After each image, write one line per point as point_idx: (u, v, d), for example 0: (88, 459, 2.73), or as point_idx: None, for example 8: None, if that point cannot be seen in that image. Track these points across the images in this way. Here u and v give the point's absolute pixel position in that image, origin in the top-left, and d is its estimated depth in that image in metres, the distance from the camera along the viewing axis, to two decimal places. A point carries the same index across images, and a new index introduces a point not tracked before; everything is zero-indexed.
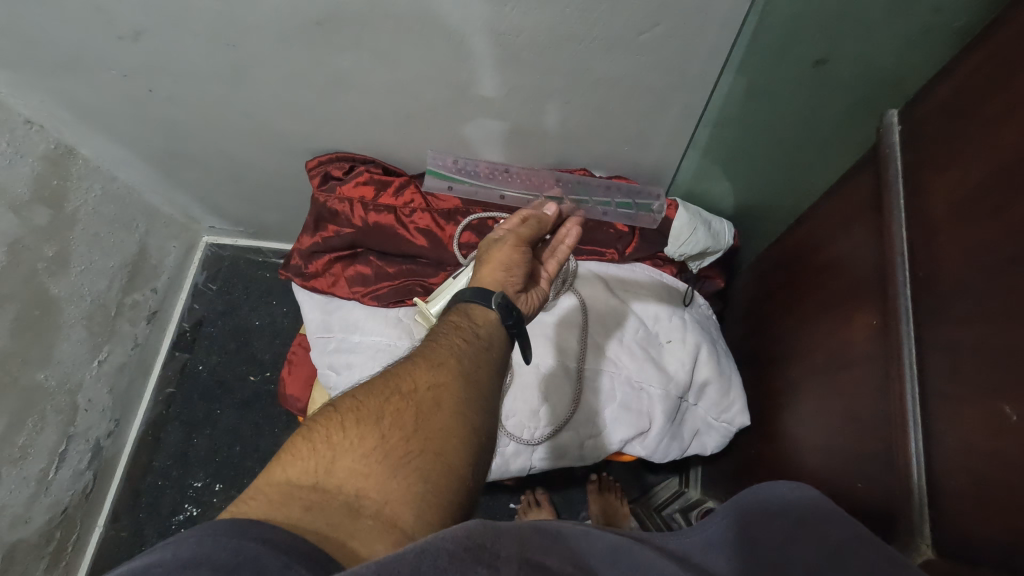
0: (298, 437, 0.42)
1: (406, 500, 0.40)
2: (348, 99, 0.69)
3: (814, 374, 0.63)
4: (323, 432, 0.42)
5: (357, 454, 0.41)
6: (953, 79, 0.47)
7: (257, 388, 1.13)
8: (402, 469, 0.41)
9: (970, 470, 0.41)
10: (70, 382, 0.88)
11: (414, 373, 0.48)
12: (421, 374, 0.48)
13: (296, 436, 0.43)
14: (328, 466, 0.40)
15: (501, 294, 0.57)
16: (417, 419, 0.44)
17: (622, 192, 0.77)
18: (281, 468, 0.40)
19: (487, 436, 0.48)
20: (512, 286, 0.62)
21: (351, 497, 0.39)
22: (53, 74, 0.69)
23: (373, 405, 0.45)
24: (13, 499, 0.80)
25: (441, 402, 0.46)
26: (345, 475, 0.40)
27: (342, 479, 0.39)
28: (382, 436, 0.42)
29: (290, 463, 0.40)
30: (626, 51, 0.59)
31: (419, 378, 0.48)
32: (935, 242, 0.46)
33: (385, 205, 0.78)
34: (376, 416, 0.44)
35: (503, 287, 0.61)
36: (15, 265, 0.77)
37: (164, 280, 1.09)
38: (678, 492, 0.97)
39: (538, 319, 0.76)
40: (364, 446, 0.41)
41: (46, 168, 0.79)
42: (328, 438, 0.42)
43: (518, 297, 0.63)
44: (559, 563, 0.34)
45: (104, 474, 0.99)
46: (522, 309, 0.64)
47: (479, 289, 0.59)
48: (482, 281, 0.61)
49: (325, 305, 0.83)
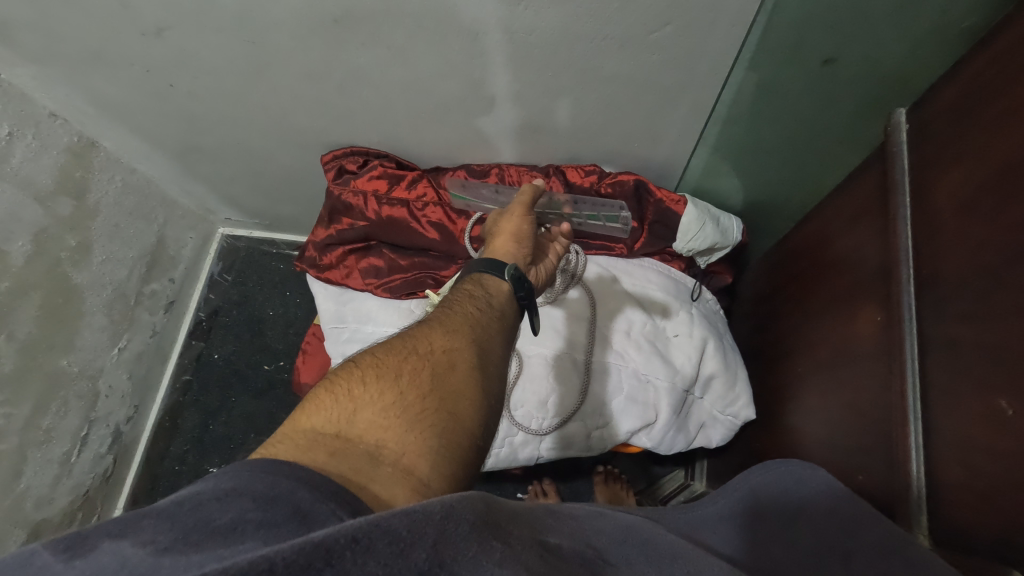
0: (321, 390, 0.44)
1: (423, 453, 0.41)
2: (364, 95, 0.70)
3: (819, 364, 0.64)
4: (345, 385, 0.44)
5: (376, 407, 0.43)
6: (961, 77, 0.48)
7: (271, 376, 1.16)
8: (418, 424, 0.43)
9: (963, 464, 0.42)
10: (92, 368, 0.91)
11: (431, 336, 0.50)
12: (437, 338, 0.50)
13: (320, 389, 0.45)
14: (350, 417, 0.42)
15: (513, 265, 0.60)
16: (433, 379, 0.46)
17: (587, 204, 0.78)
18: (306, 418, 0.42)
19: (496, 401, 0.49)
20: (523, 258, 0.64)
21: (371, 446, 0.40)
22: (78, 68, 0.71)
23: (392, 362, 0.46)
24: (37, 480, 0.83)
25: (456, 364, 0.48)
26: (366, 426, 0.41)
27: (364, 430, 0.41)
28: (400, 392, 0.44)
29: (314, 413, 0.42)
30: (637, 50, 0.60)
31: (436, 341, 0.49)
32: (939, 239, 0.47)
33: (399, 198, 0.79)
34: (394, 373, 0.45)
35: (516, 259, 0.63)
36: (40, 255, 0.79)
37: (182, 270, 1.11)
38: (684, 484, 0.98)
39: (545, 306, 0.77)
40: (384, 400, 0.43)
41: (70, 160, 0.82)
42: (350, 391, 0.44)
43: (529, 268, 0.65)
44: (567, 542, 0.36)
45: (124, 458, 1.02)
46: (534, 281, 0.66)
47: (491, 260, 0.61)
48: (495, 251, 0.63)
49: (339, 296, 0.85)
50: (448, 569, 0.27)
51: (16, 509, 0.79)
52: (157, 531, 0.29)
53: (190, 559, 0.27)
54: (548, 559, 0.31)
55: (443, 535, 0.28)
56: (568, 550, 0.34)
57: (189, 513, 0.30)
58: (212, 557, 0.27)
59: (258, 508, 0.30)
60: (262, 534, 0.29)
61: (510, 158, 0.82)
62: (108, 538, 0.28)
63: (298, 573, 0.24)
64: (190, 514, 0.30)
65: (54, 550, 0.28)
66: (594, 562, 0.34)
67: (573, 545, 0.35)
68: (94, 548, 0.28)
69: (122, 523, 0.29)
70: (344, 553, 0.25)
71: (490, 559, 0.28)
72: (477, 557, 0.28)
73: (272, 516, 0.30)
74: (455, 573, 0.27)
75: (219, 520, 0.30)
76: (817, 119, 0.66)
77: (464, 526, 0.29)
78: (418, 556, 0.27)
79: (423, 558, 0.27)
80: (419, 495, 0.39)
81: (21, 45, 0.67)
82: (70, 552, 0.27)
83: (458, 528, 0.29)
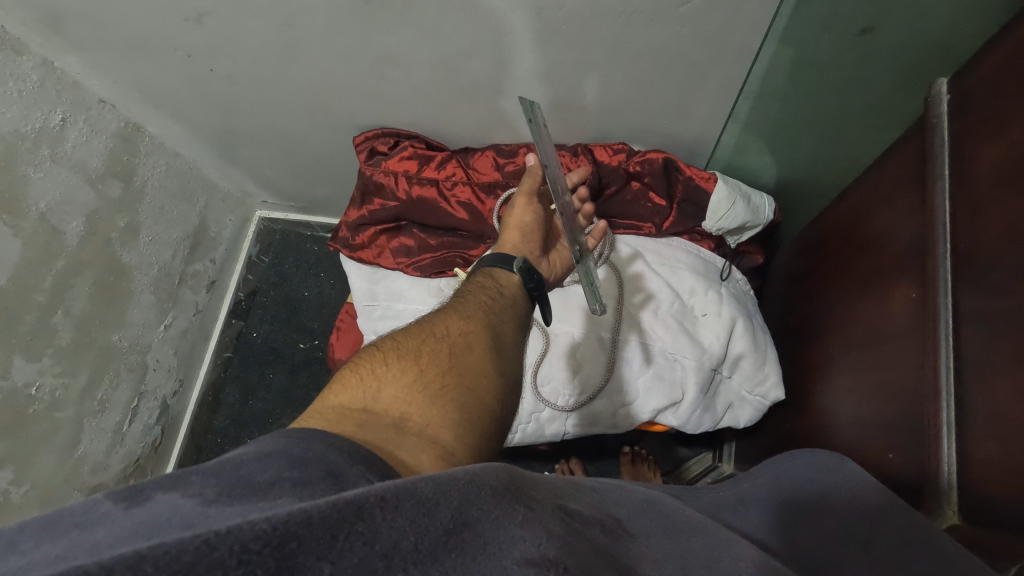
0: (346, 371, 0.47)
1: (444, 424, 0.44)
2: (395, 76, 0.72)
3: (851, 347, 0.63)
4: (368, 365, 0.47)
5: (398, 385, 0.45)
6: (1006, 42, 0.46)
7: (307, 354, 1.20)
8: (439, 398, 0.45)
9: (997, 438, 0.42)
10: (141, 343, 0.96)
11: (447, 321, 0.53)
12: (453, 322, 0.53)
13: (345, 371, 0.47)
14: (374, 394, 0.44)
15: (521, 259, 0.62)
16: (450, 358, 0.49)
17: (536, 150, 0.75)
18: (334, 396, 0.44)
19: (514, 380, 0.52)
20: (533, 251, 0.67)
21: (396, 418, 0.42)
22: (124, 55, 0.74)
23: (410, 345, 0.50)
24: (93, 447, 0.89)
25: (471, 345, 0.51)
26: (389, 401, 0.44)
27: (387, 404, 0.43)
28: (419, 370, 0.47)
29: (341, 392, 0.44)
30: (667, 23, 0.59)
31: (452, 324, 0.52)
32: (980, 212, 0.46)
33: (429, 178, 0.81)
34: (413, 354, 0.49)
35: (523, 254, 0.66)
36: (93, 235, 0.84)
37: (223, 251, 1.15)
38: (711, 467, 0.99)
39: (557, 289, 0.78)
40: (404, 378, 0.46)
41: (118, 144, 0.86)
42: (372, 371, 0.47)
43: (540, 261, 0.68)
44: (589, 510, 0.36)
45: (171, 430, 1.08)
46: (546, 276, 0.69)
47: (501, 254, 0.64)
48: (503, 246, 0.66)
49: (371, 275, 0.88)
50: (473, 528, 0.28)
51: (74, 473, 0.85)
52: (204, 485, 0.31)
53: (233, 507, 0.28)
54: (570, 524, 0.32)
55: (468, 498, 0.29)
56: (589, 517, 0.35)
57: (231, 470, 0.32)
58: (253, 508, 0.28)
59: (293, 468, 0.32)
60: (297, 490, 0.30)
61: None
62: (160, 491, 0.30)
63: (333, 526, 0.25)
64: (231, 471, 0.32)
65: (114, 500, 0.30)
66: (614, 531, 0.35)
67: (593, 512, 0.36)
68: (149, 498, 0.30)
69: (172, 478, 0.31)
70: (374, 510, 0.26)
71: (513, 520, 0.29)
72: (500, 517, 0.29)
73: (307, 475, 0.32)
74: (478, 531, 0.28)
75: (259, 478, 0.31)
76: (855, 93, 0.64)
77: (488, 490, 0.30)
78: (444, 516, 0.27)
79: (448, 517, 0.27)
80: (443, 461, 0.41)
81: (70, 34, 0.70)
82: (128, 502, 0.30)
83: (480, 492, 0.29)
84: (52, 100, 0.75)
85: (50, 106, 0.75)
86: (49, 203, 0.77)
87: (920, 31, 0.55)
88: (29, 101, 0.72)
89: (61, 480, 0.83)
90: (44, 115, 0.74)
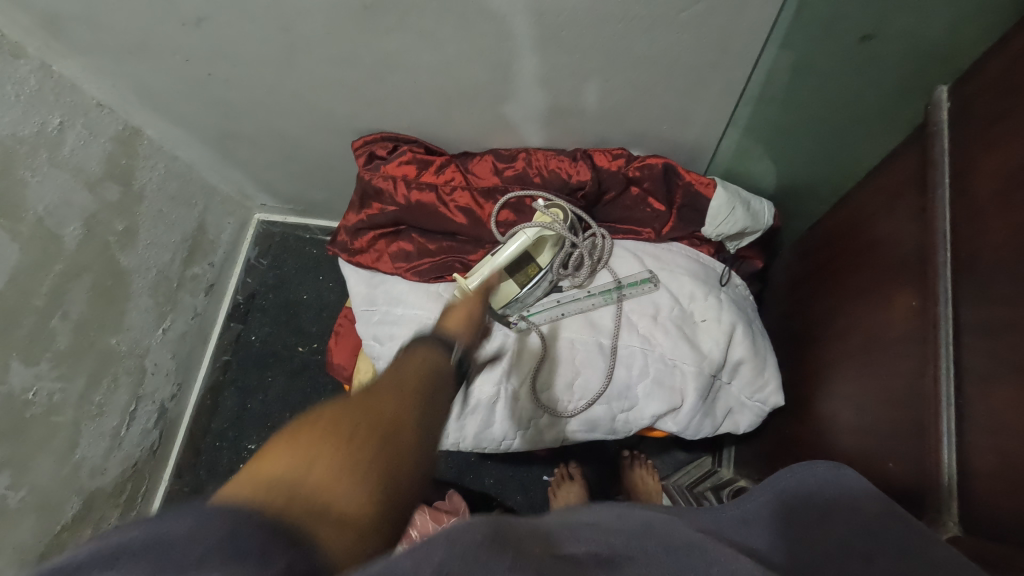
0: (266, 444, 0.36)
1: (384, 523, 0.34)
2: (394, 80, 0.71)
3: (850, 354, 0.63)
4: (299, 434, 0.37)
5: (334, 458, 0.35)
6: (1009, 47, 0.46)
7: (306, 358, 1.20)
8: (380, 481, 0.36)
9: (998, 450, 0.41)
10: (138, 347, 0.96)
11: (385, 391, 0.44)
12: (393, 390, 0.44)
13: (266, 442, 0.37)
14: (306, 468, 0.34)
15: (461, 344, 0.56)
16: (394, 431, 0.40)
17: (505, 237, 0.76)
18: (251, 473, 0.33)
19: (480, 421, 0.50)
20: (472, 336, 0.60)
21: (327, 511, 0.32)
22: (122, 58, 0.74)
23: (348, 412, 0.40)
24: (91, 452, 0.88)
25: (415, 418, 0.43)
26: (322, 481, 0.33)
27: (320, 487, 0.33)
28: (362, 440, 0.37)
29: (262, 468, 0.34)
30: (666, 29, 0.59)
31: (392, 395, 0.44)
32: (980, 221, 0.46)
33: (428, 182, 0.80)
34: (353, 421, 0.39)
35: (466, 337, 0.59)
36: (91, 239, 0.83)
37: (221, 254, 1.15)
38: (711, 471, 0.99)
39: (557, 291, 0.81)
40: (344, 448, 0.36)
41: (116, 148, 0.86)
42: (304, 439, 0.36)
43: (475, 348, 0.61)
44: (586, 546, 0.37)
45: (168, 433, 1.07)
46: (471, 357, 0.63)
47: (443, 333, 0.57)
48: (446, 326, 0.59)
49: (370, 280, 0.86)
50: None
51: (71, 478, 0.85)
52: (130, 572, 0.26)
53: None
54: (561, 565, 0.33)
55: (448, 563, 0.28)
56: (587, 552, 0.36)
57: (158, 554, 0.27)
58: None
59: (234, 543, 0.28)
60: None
61: (538, 142, 0.82)
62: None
63: None
64: (160, 551, 0.27)
65: None
66: (618, 558, 0.36)
67: (592, 545, 0.37)
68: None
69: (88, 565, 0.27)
70: None
71: (502, 566, 0.29)
72: (487, 567, 0.29)
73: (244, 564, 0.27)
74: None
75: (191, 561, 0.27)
76: (858, 98, 0.64)
77: (472, 545, 0.30)
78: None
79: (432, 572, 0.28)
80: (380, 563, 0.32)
81: (68, 37, 0.70)
82: None
83: (463, 546, 0.30)
84: (50, 104, 0.75)
85: (48, 110, 0.75)
86: (47, 208, 0.77)
87: (924, 37, 0.55)
88: (28, 104, 0.72)
89: (58, 484, 0.83)
90: (42, 119, 0.74)
